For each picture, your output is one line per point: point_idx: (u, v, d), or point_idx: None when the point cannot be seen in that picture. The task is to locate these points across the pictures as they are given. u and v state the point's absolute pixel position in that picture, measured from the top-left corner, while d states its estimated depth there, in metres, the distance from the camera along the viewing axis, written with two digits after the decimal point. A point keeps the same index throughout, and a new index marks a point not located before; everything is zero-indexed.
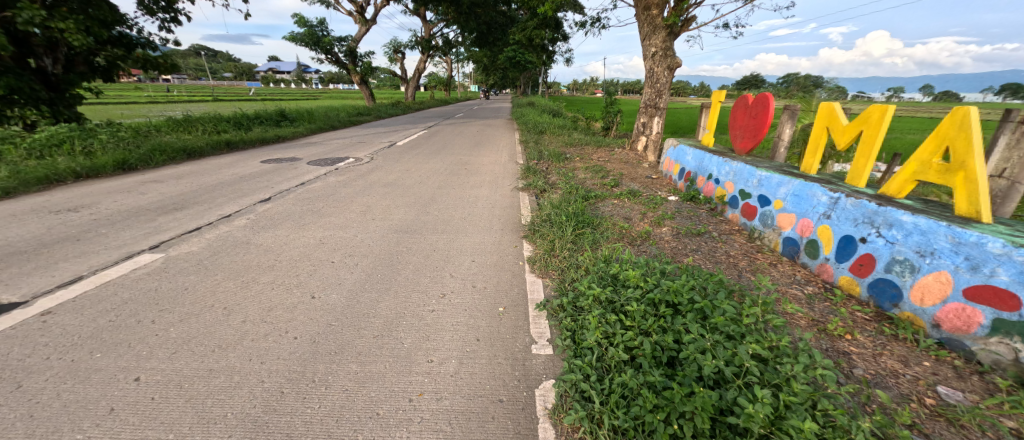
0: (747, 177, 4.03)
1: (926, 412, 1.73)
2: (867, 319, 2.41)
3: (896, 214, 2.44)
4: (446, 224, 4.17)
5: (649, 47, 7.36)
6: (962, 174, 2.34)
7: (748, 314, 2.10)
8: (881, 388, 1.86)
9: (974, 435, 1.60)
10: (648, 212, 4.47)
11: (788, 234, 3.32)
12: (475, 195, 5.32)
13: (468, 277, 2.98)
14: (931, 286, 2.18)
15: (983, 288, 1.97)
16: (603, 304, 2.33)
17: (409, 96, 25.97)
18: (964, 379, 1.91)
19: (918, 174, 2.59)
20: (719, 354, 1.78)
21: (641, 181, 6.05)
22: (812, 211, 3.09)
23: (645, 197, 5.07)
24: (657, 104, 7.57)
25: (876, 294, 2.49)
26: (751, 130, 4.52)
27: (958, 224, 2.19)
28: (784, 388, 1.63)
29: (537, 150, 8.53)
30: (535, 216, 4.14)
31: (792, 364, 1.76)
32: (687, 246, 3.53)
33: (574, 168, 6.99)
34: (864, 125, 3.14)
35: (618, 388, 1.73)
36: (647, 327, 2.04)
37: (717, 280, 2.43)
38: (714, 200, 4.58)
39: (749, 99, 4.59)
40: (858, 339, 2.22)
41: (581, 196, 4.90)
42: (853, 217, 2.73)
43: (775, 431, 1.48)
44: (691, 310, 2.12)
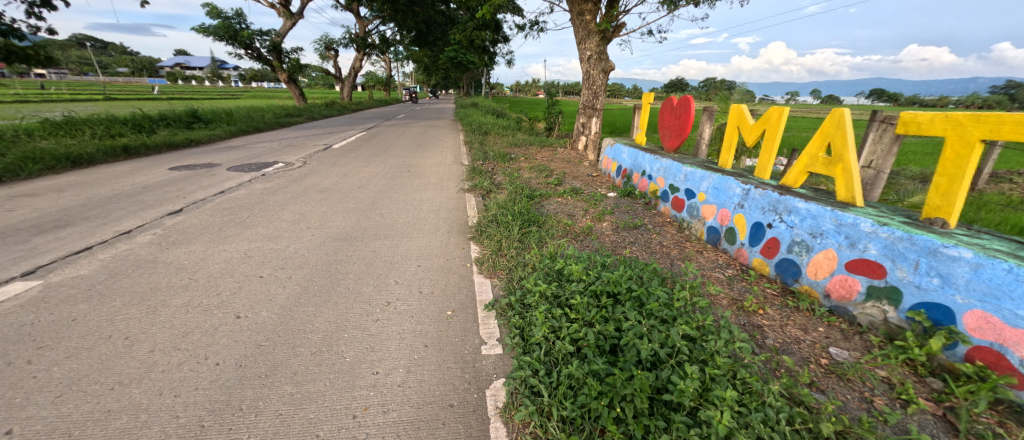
0: (675, 172, 4.37)
1: (821, 370, 2.01)
2: (776, 294, 2.75)
3: (793, 202, 2.80)
4: (390, 228, 4.02)
5: (584, 50, 7.69)
6: (841, 165, 2.74)
7: (678, 298, 2.28)
8: (787, 354, 2.12)
9: (857, 385, 1.90)
10: (589, 208, 4.67)
11: (710, 223, 3.66)
12: (420, 198, 5.19)
13: (414, 282, 2.90)
14: (822, 262, 2.54)
15: (860, 262, 2.32)
16: (549, 299, 2.39)
17: (344, 96, 24.62)
18: (849, 339, 2.24)
19: (808, 166, 2.99)
20: (654, 338, 1.93)
21: (582, 179, 6.31)
22: (729, 202, 3.44)
23: (586, 194, 5.29)
24: (595, 105, 7.90)
25: (782, 272, 2.84)
26: (676, 130, 4.90)
27: (840, 208, 2.56)
28: (709, 363, 1.81)
29: (481, 150, 8.52)
30: (482, 217, 4.15)
31: (716, 340, 1.95)
32: (626, 239, 3.75)
33: (519, 168, 7.09)
34: (766, 125, 3.56)
35: (566, 379, 1.79)
36: (590, 318, 2.13)
37: (652, 269, 2.62)
38: (648, 195, 4.91)
39: (674, 101, 4.98)
40: (769, 312, 2.52)
41: (526, 196, 4.99)
42: (761, 206, 3.08)
43: (703, 402, 1.63)
44: (629, 299, 2.25)
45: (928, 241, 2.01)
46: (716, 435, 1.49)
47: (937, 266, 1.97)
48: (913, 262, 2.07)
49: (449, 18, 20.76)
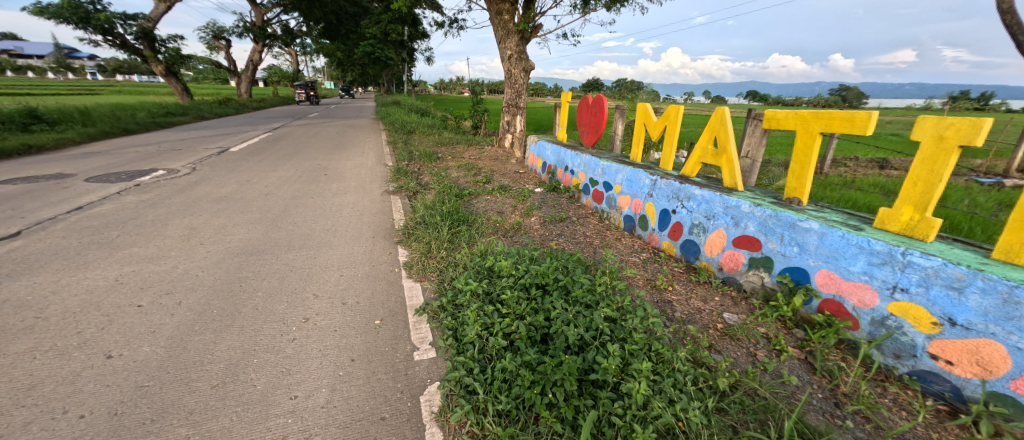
0: (593, 166, 4.65)
1: (718, 334, 2.31)
2: (681, 272, 3.10)
3: (690, 189, 3.16)
4: (306, 238, 3.69)
5: (505, 49, 7.79)
6: (725, 156, 3.16)
7: (600, 283, 2.45)
8: (692, 324, 2.40)
9: (745, 343, 2.23)
10: (518, 204, 4.78)
11: (626, 212, 3.99)
12: (340, 203, 4.84)
13: (336, 294, 2.70)
14: (715, 241, 2.93)
15: (743, 238, 2.71)
16: (480, 296, 2.39)
17: (242, 93, 21.95)
18: (738, 304, 2.62)
19: (700, 158, 3.41)
20: (580, 323, 2.05)
21: (510, 176, 6.42)
22: (640, 192, 3.78)
23: (514, 191, 5.39)
24: (518, 103, 8.06)
25: (686, 251, 3.21)
26: (593, 127, 5.21)
27: (726, 193, 2.95)
28: (629, 339, 1.98)
29: (405, 150, 8.20)
30: (409, 219, 4.00)
31: (633, 318, 2.14)
32: (553, 232, 3.91)
33: (447, 167, 6.97)
34: (666, 122, 3.96)
35: (500, 373, 1.83)
36: (521, 311, 2.19)
37: (576, 258, 2.77)
38: (571, 189, 5.17)
39: (589, 99, 5.29)
40: (676, 288, 2.83)
41: (455, 195, 4.93)
42: (665, 194, 3.43)
43: (625, 376, 1.78)
44: (556, 288, 2.37)
45: (789, 217, 2.41)
46: (636, 404, 1.64)
47: (796, 237, 2.38)
48: (779, 235, 2.48)
49: (362, 9, 19.41)
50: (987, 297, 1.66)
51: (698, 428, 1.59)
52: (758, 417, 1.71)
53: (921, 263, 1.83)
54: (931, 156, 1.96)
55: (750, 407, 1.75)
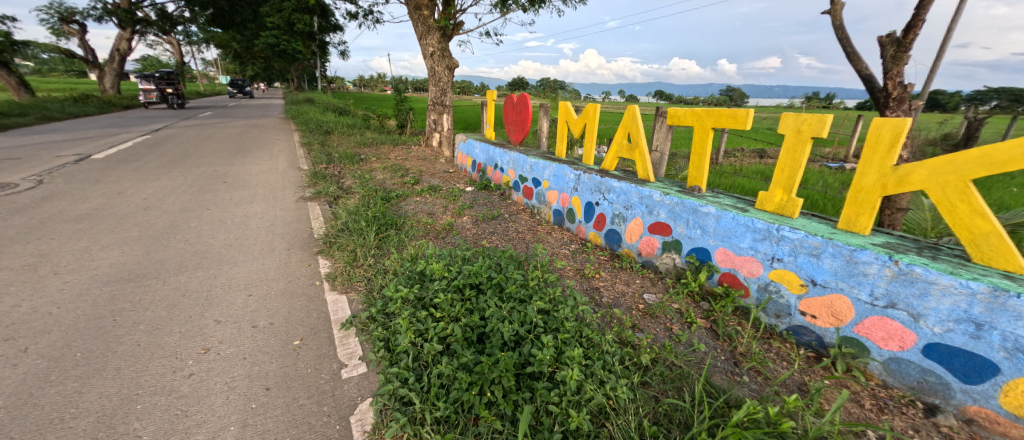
0: (522, 163, 4.74)
1: (641, 314, 2.51)
2: (607, 259, 3.31)
3: (610, 182, 3.37)
4: (204, 256, 3.24)
5: (426, 46, 7.58)
6: (638, 151, 3.43)
7: (533, 277, 2.52)
8: (618, 307, 2.58)
9: (662, 319, 2.45)
10: (449, 205, 4.70)
11: (555, 206, 4.15)
12: (246, 214, 4.33)
13: (245, 317, 2.42)
14: (634, 229, 3.17)
15: (657, 224, 2.97)
16: (412, 302, 2.30)
17: (109, 89, 18.51)
18: (656, 285, 2.87)
19: (617, 153, 3.66)
20: (515, 319, 2.09)
21: (440, 176, 6.29)
22: (566, 187, 3.94)
23: (444, 191, 5.29)
24: (444, 102, 7.90)
25: (610, 240, 3.43)
26: (519, 125, 5.31)
27: (641, 184, 3.20)
28: (561, 330, 2.07)
29: (322, 151, 7.60)
30: (330, 226, 3.72)
31: (564, 308, 2.23)
32: (486, 230, 3.92)
33: (371, 169, 6.61)
34: (586, 119, 4.18)
35: (437, 379, 1.79)
36: (455, 313, 2.16)
37: (509, 255, 2.81)
38: (502, 186, 5.23)
39: (514, 98, 5.38)
40: (603, 275, 3.02)
41: (381, 198, 4.69)
42: (589, 187, 3.62)
43: (559, 365, 1.85)
44: (490, 287, 2.38)
45: (692, 203, 2.69)
46: (570, 390, 1.72)
47: (699, 221, 2.66)
48: (685, 220, 2.76)
49: None
50: (836, 260, 2.00)
51: (625, 403, 1.73)
52: (675, 385, 1.90)
53: (791, 236, 2.17)
54: (794, 146, 2.32)
55: (668, 376, 1.94)
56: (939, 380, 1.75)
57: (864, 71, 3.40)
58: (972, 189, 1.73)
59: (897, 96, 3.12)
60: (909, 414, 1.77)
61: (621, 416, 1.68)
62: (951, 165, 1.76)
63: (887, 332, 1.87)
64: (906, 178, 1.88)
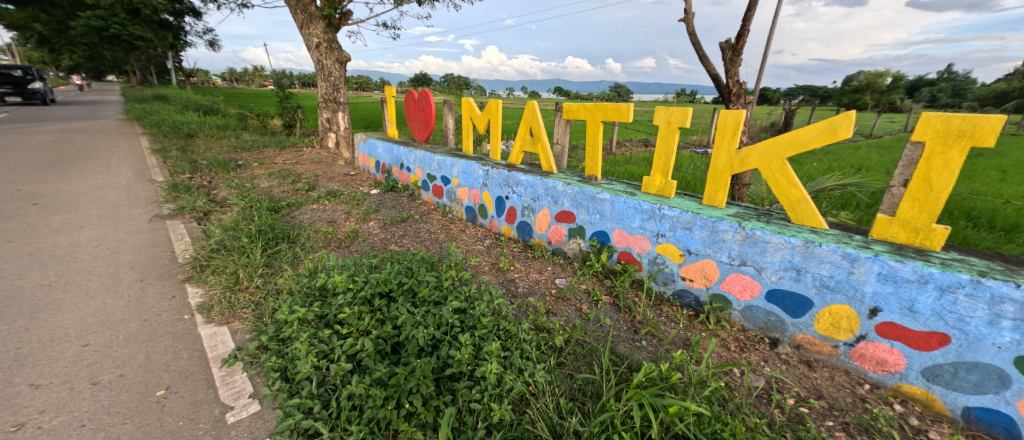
0: (429, 162, 4.59)
1: (553, 298, 2.65)
2: (520, 250, 3.42)
3: (517, 176, 3.46)
4: (10, 304, 2.48)
5: (310, 36, 6.83)
6: (540, 144, 3.57)
7: (446, 277, 2.46)
8: (532, 295, 2.68)
9: (572, 301, 2.62)
10: (352, 210, 4.35)
11: (467, 203, 4.14)
12: (77, 242, 3.43)
13: (81, 373, 1.92)
14: (543, 219, 3.32)
15: (562, 213, 3.15)
16: (313, 322, 2.08)
17: None
18: (565, 269, 3.06)
19: (522, 147, 3.76)
20: (430, 322, 2.03)
21: (339, 180, 5.78)
22: (475, 183, 3.94)
23: (345, 196, 4.88)
24: (337, 99, 7.24)
25: (521, 232, 3.55)
26: (422, 122, 5.12)
27: (545, 176, 3.34)
28: (478, 327, 2.07)
29: (185, 159, 6.39)
30: (204, 247, 3.15)
31: (480, 305, 2.23)
32: (396, 234, 3.72)
33: (253, 176, 5.78)
34: (489, 115, 4.19)
35: (347, 401, 1.65)
36: (365, 326, 2.01)
37: (420, 257, 2.70)
38: (411, 187, 5.03)
39: (415, 94, 5.16)
40: (517, 266, 3.11)
41: (268, 209, 4.13)
42: (498, 182, 3.67)
43: (478, 362, 1.86)
44: (402, 293, 2.26)
45: (590, 191, 2.90)
46: (491, 384, 1.74)
47: (597, 207, 2.89)
48: (586, 207, 2.97)
49: None
50: (703, 231, 2.34)
51: (544, 386, 1.81)
52: (587, 360, 2.04)
53: (670, 214, 2.48)
54: (666, 136, 2.65)
55: (580, 353, 2.08)
56: (778, 318, 2.17)
57: (714, 70, 4.04)
58: (788, 165, 2.18)
59: (736, 91, 3.78)
60: (761, 349, 2.18)
61: (541, 399, 1.76)
62: (774, 147, 2.19)
63: (742, 285, 2.27)
64: (746, 159, 2.28)
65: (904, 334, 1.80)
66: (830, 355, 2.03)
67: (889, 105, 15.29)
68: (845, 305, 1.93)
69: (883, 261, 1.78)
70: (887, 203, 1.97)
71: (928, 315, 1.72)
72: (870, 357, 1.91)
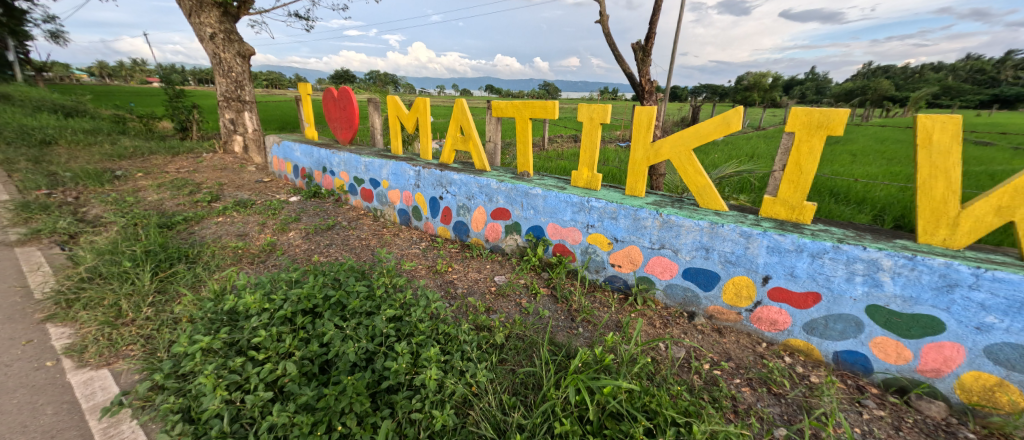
0: (354, 164, 4.31)
1: (493, 296, 2.65)
2: (457, 250, 3.37)
3: (450, 175, 3.39)
4: None
5: (202, 27, 6.02)
6: (472, 143, 3.54)
7: (379, 286, 2.33)
8: (471, 295, 2.66)
9: (511, 296, 2.65)
10: (267, 221, 3.93)
11: (399, 206, 3.96)
12: None
13: None
14: (479, 217, 3.31)
15: (498, 211, 3.16)
16: (222, 350, 1.84)
17: None
18: (504, 266, 3.08)
19: (453, 146, 3.70)
20: (361, 335, 1.91)
21: (250, 188, 5.19)
22: (407, 184, 3.79)
23: (258, 205, 4.39)
24: (241, 97, 6.47)
25: (458, 231, 3.49)
26: (345, 122, 4.79)
27: (478, 174, 3.31)
28: (416, 334, 2.00)
29: (40, 171, 5.27)
30: (73, 276, 2.63)
31: (417, 311, 2.15)
32: (320, 243, 3.45)
33: (138, 188, 4.95)
34: (417, 113, 4.04)
35: (268, 434, 1.49)
36: (286, 348, 1.83)
37: (350, 267, 2.51)
38: (336, 191, 4.69)
39: (334, 92, 4.80)
40: (455, 267, 3.06)
41: (159, 225, 3.57)
42: (430, 182, 3.57)
43: (416, 371, 1.79)
44: (328, 307, 2.09)
45: (523, 187, 2.94)
46: (431, 390, 1.69)
47: (531, 202, 2.94)
48: (520, 203, 3.01)
49: None
50: (627, 220, 2.50)
51: (486, 385, 1.80)
52: (528, 354, 2.07)
53: (598, 206, 2.61)
54: (590, 131, 2.77)
55: (521, 347, 2.11)
56: (694, 294, 2.40)
57: (629, 70, 4.34)
58: (694, 156, 2.42)
59: (649, 89, 4.10)
60: (681, 323, 2.39)
61: (483, 398, 1.75)
62: (681, 139, 2.41)
63: (663, 267, 2.47)
64: (660, 151, 2.48)
65: (789, 296, 2.10)
66: (735, 321, 2.30)
67: (772, 100, 17.73)
68: (745, 276, 2.19)
69: (771, 235, 2.06)
70: (771, 185, 2.27)
71: (806, 278, 2.02)
72: (765, 318, 2.20)
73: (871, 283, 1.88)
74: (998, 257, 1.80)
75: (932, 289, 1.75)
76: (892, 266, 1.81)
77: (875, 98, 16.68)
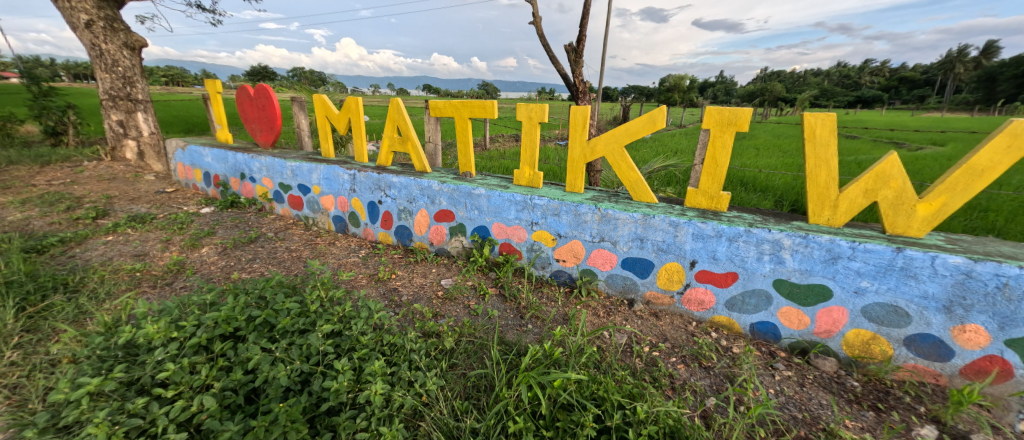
0: (278, 169, 3.94)
1: (440, 300, 2.58)
2: (401, 256, 3.23)
3: (389, 178, 3.22)
4: None
5: (76, 13, 5.13)
6: (410, 144, 3.40)
7: (313, 300, 2.14)
8: (417, 301, 2.55)
9: (459, 299, 2.59)
10: (173, 237, 3.46)
11: (334, 213, 3.70)
12: None
13: None
14: (422, 220, 3.19)
15: (441, 213, 3.08)
16: (119, 392, 1.57)
17: None
18: (450, 268, 3.00)
19: (390, 147, 3.52)
20: (294, 356, 1.74)
21: (149, 200, 4.53)
22: (342, 189, 3.55)
23: (160, 220, 3.85)
24: (131, 95, 5.62)
25: (400, 236, 3.35)
26: (265, 123, 4.36)
27: (419, 176, 3.20)
28: (358, 348, 1.87)
29: None
30: None
31: (358, 323, 2.01)
32: (241, 258, 3.11)
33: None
34: (349, 113, 3.79)
35: None
36: (202, 380, 1.61)
37: (278, 282, 2.28)
38: (258, 200, 4.26)
39: (250, 90, 4.34)
40: (398, 274, 2.92)
41: (25, 250, 2.97)
42: (368, 186, 3.37)
43: (359, 388, 1.67)
44: (254, 329, 1.88)
45: (466, 187, 2.89)
46: (377, 407, 1.59)
47: (475, 203, 2.90)
48: (463, 204, 2.96)
49: None
50: (568, 215, 2.57)
51: (437, 393, 1.74)
52: (478, 356, 2.04)
53: (540, 203, 2.64)
54: (530, 130, 2.79)
55: (471, 350, 2.06)
56: (632, 282, 2.53)
57: (563, 70, 4.46)
58: (626, 153, 2.54)
59: (582, 89, 4.25)
60: (622, 310, 2.51)
61: (435, 407, 1.69)
62: (615, 137, 2.51)
63: (603, 258, 2.56)
64: (595, 148, 2.57)
65: (712, 277, 2.29)
66: (669, 304, 2.46)
67: (690, 100, 19.41)
68: (675, 262, 2.35)
69: (695, 223, 2.23)
70: (694, 178, 2.46)
71: (726, 260, 2.22)
72: (694, 299, 2.37)
73: (777, 260, 2.10)
74: (867, 231, 2.10)
75: (821, 262, 2.01)
76: (791, 244, 2.05)
77: (771, 98, 19.08)
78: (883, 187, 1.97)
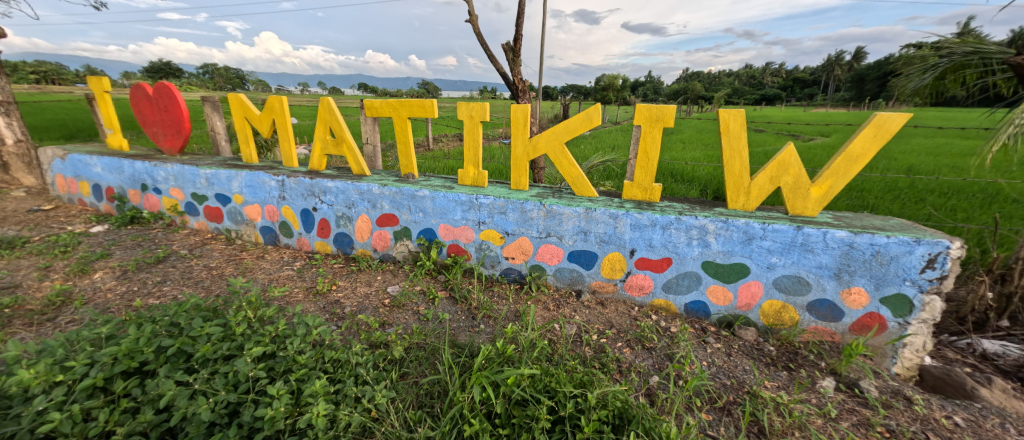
0: (190, 178, 3.51)
1: (387, 308, 2.46)
2: (342, 265, 3.04)
3: (323, 183, 3.01)
4: None
5: None
6: (346, 146, 3.20)
7: (240, 321, 1.93)
8: (361, 312, 2.41)
9: (407, 305, 2.49)
10: (54, 263, 2.94)
11: (261, 223, 3.38)
12: None
13: None
14: (363, 226, 3.03)
15: (384, 217, 2.94)
16: None
17: None
18: (396, 275, 2.88)
19: (323, 150, 3.29)
20: (219, 386, 1.55)
21: (19, 221, 3.80)
22: (269, 197, 3.25)
23: (36, 244, 3.25)
24: None
25: (340, 244, 3.15)
26: (170, 126, 3.86)
27: (356, 179, 3.02)
28: (296, 369, 1.72)
29: None
30: None
31: (294, 341, 1.84)
32: (147, 281, 2.73)
33: None
34: (273, 114, 3.47)
35: None
36: (100, 428, 1.37)
37: (196, 305, 2.03)
38: (166, 213, 3.76)
39: (149, 89, 3.81)
40: (340, 284, 2.75)
41: None
42: (300, 193, 3.12)
43: (298, 412, 1.54)
44: (167, 362, 1.65)
45: (408, 190, 2.78)
46: (321, 429, 1.47)
47: (419, 205, 2.80)
48: (407, 206, 2.85)
49: None
50: (514, 213, 2.58)
51: (387, 406, 1.65)
52: (430, 362, 1.97)
53: (486, 202, 2.62)
54: (471, 129, 2.76)
55: (422, 357, 1.99)
56: (578, 274, 2.61)
57: (502, 68, 4.47)
58: (566, 149, 2.61)
59: (522, 88, 4.29)
60: (570, 302, 2.58)
61: (385, 421, 1.61)
62: (555, 135, 2.56)
63: (550, 253, 2.61)
64: (537, 146, 2.61)
65: (650, 263, 2.43)
66: (613, 292, 2.57)
67: (623, 98, 20.50)
68: (616, 252, 2.46)
69: (632, 214, 2.35)
70: (629, 172, 2.58)
71: (661, 247, 2.37)
72: (635, 285, 2.50)
73: (704, 244, 2.28)
74: (775, 213, 2.36)
75: (740, 242, 2.22)
76: (715, 229, 2.23)
77: (693, 96, 20.76)
78: (784, 174, 2.23)
